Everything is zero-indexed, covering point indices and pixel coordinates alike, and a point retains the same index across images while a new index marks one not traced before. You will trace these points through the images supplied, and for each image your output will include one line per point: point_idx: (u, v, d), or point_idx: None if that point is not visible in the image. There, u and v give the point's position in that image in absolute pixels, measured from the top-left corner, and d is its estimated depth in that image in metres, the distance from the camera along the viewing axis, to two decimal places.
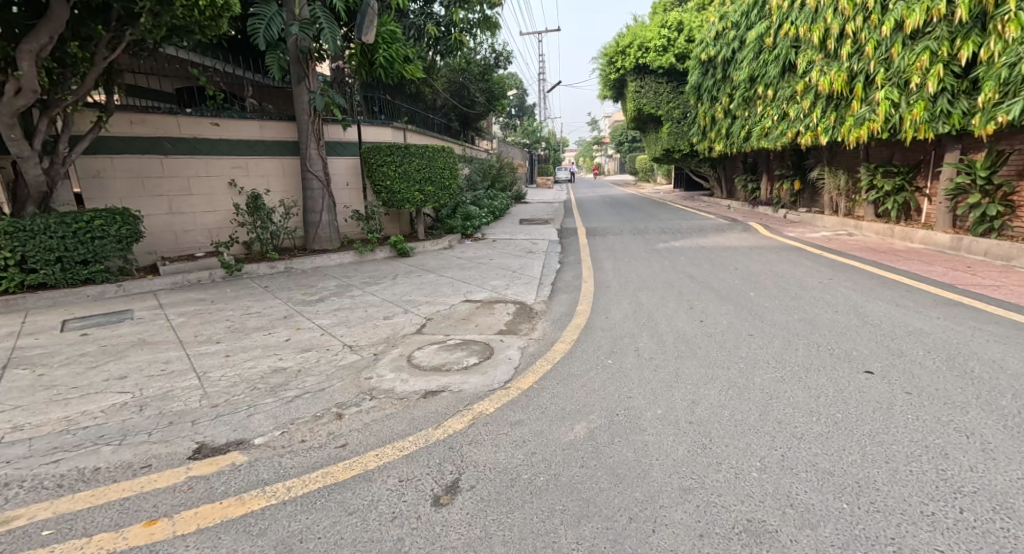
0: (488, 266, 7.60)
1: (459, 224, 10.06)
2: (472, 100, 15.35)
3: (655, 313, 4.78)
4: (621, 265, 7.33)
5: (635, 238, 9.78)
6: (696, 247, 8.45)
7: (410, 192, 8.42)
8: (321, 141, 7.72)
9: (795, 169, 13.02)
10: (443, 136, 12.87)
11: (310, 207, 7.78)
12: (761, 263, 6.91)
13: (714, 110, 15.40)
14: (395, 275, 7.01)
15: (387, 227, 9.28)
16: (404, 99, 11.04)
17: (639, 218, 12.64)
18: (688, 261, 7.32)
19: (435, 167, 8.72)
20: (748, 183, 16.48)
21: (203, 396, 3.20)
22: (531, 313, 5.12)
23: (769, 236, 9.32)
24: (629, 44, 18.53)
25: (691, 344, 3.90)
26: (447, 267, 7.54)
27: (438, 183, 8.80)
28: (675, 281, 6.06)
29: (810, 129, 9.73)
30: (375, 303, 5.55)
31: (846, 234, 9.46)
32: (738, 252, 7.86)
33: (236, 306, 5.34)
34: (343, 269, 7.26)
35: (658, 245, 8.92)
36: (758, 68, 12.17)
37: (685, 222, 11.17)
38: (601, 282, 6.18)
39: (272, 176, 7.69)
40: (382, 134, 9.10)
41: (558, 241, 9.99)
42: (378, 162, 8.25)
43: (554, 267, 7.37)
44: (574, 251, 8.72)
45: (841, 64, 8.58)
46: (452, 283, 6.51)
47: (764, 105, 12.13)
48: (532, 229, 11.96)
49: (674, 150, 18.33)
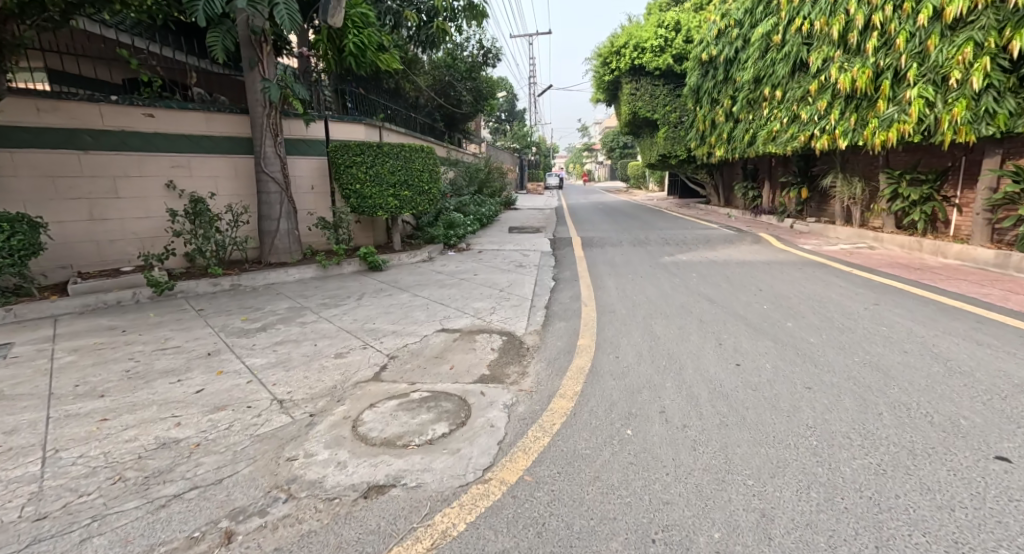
0: (471, 284, 6.60)
1: (440, 234, 9.09)
2: (459, 100, 14.41)
3: (676, 352, 3.82)
4: (623, 283, 6.37)
5: (636, 249, 8.86)
6: (705, 262, 7.52)
7: (384, 196, 7.40)
8: (279, 138, 6.75)
9: (802, 176, 12.26)
10: (425, 137, 11.91)
11: (267, 214, 6.78)
12: (786, 281, 6.00)
13: (714, 114, 14.64)
14: (361, 295, 5.98)
15: (359, 236, 8.25)
16: (381, 96, 10.07)
17: (636, 228, 11.74)
18: (701, 279, 6.37)
19: (413, 170, 7.70)
20: (749, 191, 15.73)
21: (30, 500, 2.15)
22: (520, 349, 4.13)
23: (783, 249, 8.47)
24: (624, 45, 17.74)
25: (733, 403, 2.93)
26: (423, 285, 6.52)
27: (416, 187, 7.79)
28: (692, 305, 5.10)
29: (827, 132, 8.91)
30: (328, 333, 4.52)
31: (866, 247, 8.66)
32: (754, 268, 6.94)
33: (152, 338, 4.29)
34: (301, 288, 6.22)
35: (663, 258, 8.00)
36: (765, 67, 11.39)
37: (688, 233, 10.27)
38: (603, 306, 5.22)
39: (222, 177, 6.64)
40: (353, 132, 8.10)
41: (551, 253, 9.03)
42: (346, 163, 7.22)
43: (547, 286, 6.39)
44: (568, 265, 7.76)
45: (865, 59, 7.78)
46: (426, 306, 5.49)
47: (772, 106, 11.33)
48: (522, 238, 11.02)
49: (671, 156, 17.56)
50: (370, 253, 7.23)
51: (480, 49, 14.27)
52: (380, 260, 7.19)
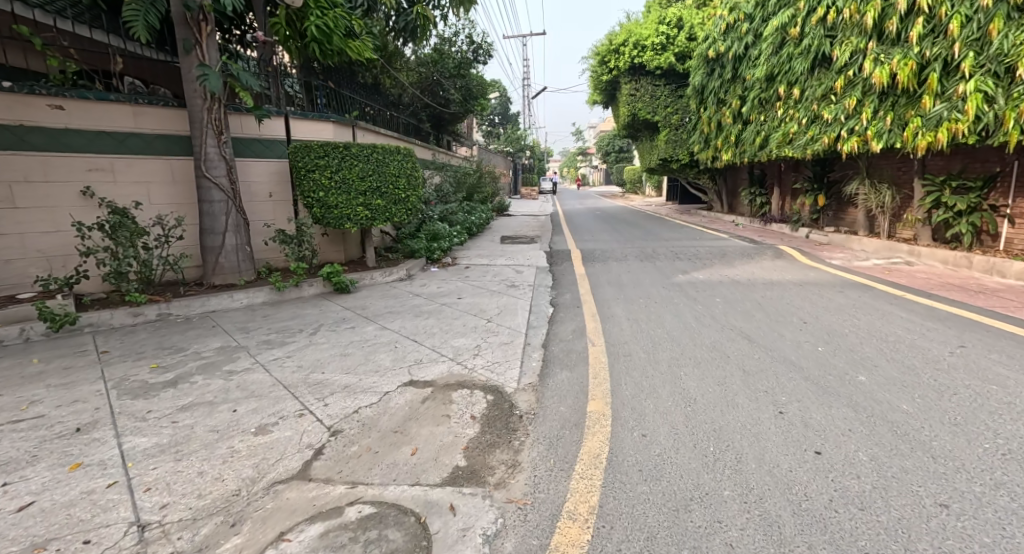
0: (453, 311, 5.55)
1: (422, 248, 8.06)
2: (447, 99, 13.42)
3: (724, 430, 2.78)
4: (635, 311, 5.35)
5: (643, 265, 7.85)
6: (724, 283, 6.53)
7: (352, 205, 6.34)
8: (225, 136, 5.67)
9: (819, 182, 11.37)
10: (408, 138, 10.89)
11: (210, 227, 5.71)
12: (831, 310, 5.01)
13: (720, 116, 13.74)
14: (317, 328, 4.91)
15: (328, 251, 7.18)
16: (357, 92, 9.02)
17: (639, 239, 10.74)
18: (727, 306, 5.35)
19: (388, 176, 6.61)
20: (757, 197, 14.86)
21: None
22: (509, 419, 3.08)
23: (810, 265, 7.50)
24: (623, 43, 16.86)
25: (840, 541, 1.90)
26: (396, 313, 5.47)
27: (392, 195, 6.71)
28: (725, 345, 4.08)
29: (856, 133, 8.01)
30: (258, 389, 3.45)
31: (902, 263, 7.72)
32: (785, 291, 5.95)
33: (11, 400, 3.18)
34: (246, 318, 5.12)
35: (676, 277, 7.00)
36: (781, 64, 10.50)
37: (698, 245, 9.28)
38: (614, 346, 4.19)
39: (155, 183, 5.57)
40: (319, 131, 7.02)
41: (547, 269, 8.00)
42: (308, 167, 6.15)
43: (544, 314, 5.36)
44: (567, 286, 6.72)
45: (907, 49, 6.89)
46: (394, 345, 4.43)
47: (789, 106, 10.43)
48: (515, 250, 9.99)
49: (672, 160, 16.61)
50: (336, 272, 6.18)
51: (470, 45, 13.32)
52: (348, 281, 6.14)
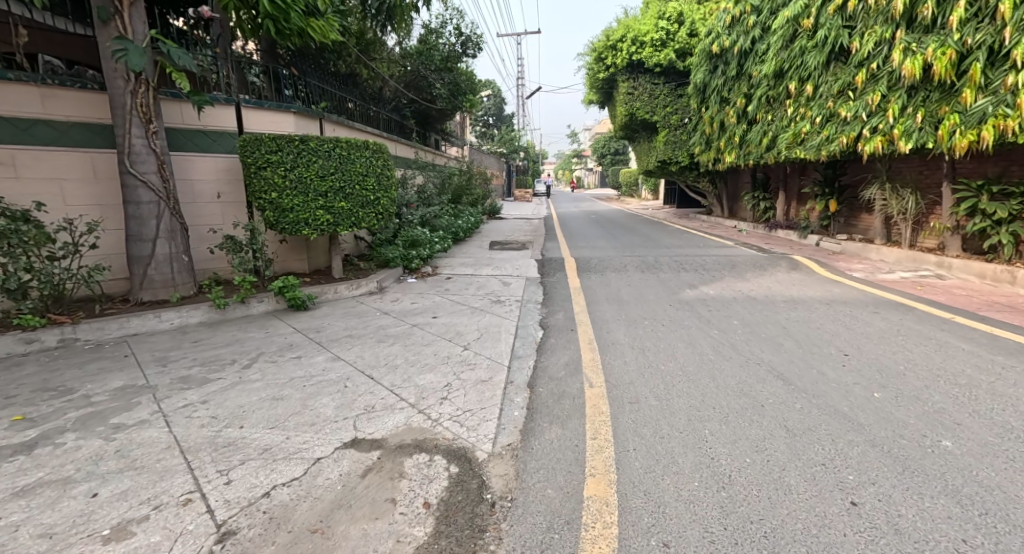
0: (425, 336, 4.70)
1: (398, 256, 7.24)
2: (432, 94, 12.64)
3: (780, 539, 1.94)
4: (638, 336, 4.52)
5: (645, 278, 7.04)
6: (737, 301, 5.71)
7: (313, 208, 5.49)
8: (157, 126, 4.80)
9: (831, 186, 10.66)
10: (389, 135, 10.09)
11: (137, 233, 4.82)
12: (873, 338, 4.20)
13: (722, 115, 13.02)
14: (254, 357, 4.03)
15: (288, 261, 6.33)
16: (329, 82, 8.17)
17: (638, 246, 9.95)
18: (746, 332, 4.53)
19: (353, 175, 5.72)
20: (761, 202, 14.17)
21: None
22: (475, 510, 2.23)
23: (832, 278, 6.73)
24: (621, 39, 16.13)
25: None
26: (355, 337, 4.60)
27: (360, 196, 5.84)
28: (754, 390, 3.26)
29: (880, 132, 7.31)
30: (144, 455, 2.58)
31: (932, 276, 6.95)
32: (811, 311, 5.13)
33: None
34: (171, 345, 4.24)
35: (682, 292, 6.19)
36: (793, 58, 9.79)
37: (704, 254, 8.47)
38: (617, 390, 3.35)
39: (70, 181, 4.68)
40: (276, 122, 6.14)
41: (538, 280, 7.18)
42: (257, 163, 5.27)
43: (532, 341, 4.52)
44: (559, 303, 5.88)
45: (944, 36, 6.19)
46: (342, 384, 3.56)
47: (801, 104, 9.74)
48: (503, 257, 9.18)
49: (671, 162, 15.84)
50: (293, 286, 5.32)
51: (458, 37, 12.54)
52: (308, 298, 5.30)
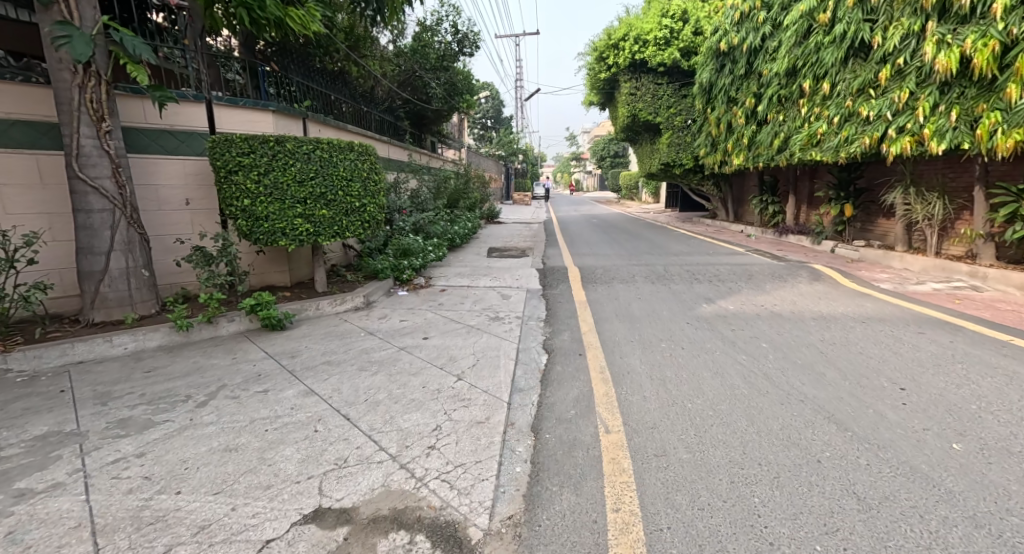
0: (413, 363, 4.14)
1: (387, 267, 6.75)
2: (428, 94, 12.14)
3: None
4: (656, 363, 3.97)
5: (656, 291, 6.51)
6: (760, 318, 5.18)
7: (292, 218, 4.94)
8: (110, 124, 4.23)
9: (846, 190, 10.18)
10: (381, 136, 9.58)
11: (88, 246, 4.25)
12: (926, 366, 3.67)
13: (730, 116, 12.53)
14: (213, 391, 3.46)
15: (267, 273, 5.80)
16: (314, 80, 7.65)
17: (644, 253, 9.43)
18: (778, 358, 3.99)
19: (335, 179, 5.16)
20: (769, 206, 13.70)
21: None
22: None
23: (859, 291, 6.20)
24: (623, 37, 15.66)
25: None
26: (334, 364, 4.04)
27: (346, 204, 5.29)
28: (805, 439, 2.72)
29: (908, 132, 6.82)
30: (42, 541, 2.02)
31: (967, 288, 6.43)
32: (846, 331, 4.61)
33: None
34: (119, 375, 3.67)
35: (698, 308, 5.65)
36: (808, 55, 9.33)
37: (715, 264, 7.93)
38: (640, 440, 2.81)
39: (11, 187, 4.14)
40: (253, 120, 5.59)
41: (539, 293, 6.65)
42: (227, 166, 4.69)
43: (535, 369, 3.97)
44: (564, 320, 5.33)
45: (985, 27, 5.75)
46: (312, 428, 3.01)
47: (816, 103, 9.25)
48: (502, 266, 8.66)
49: (675, 165, 15.33)
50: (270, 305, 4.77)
51: (454, 34, 12.03)
52: (287, 317, 4.76)
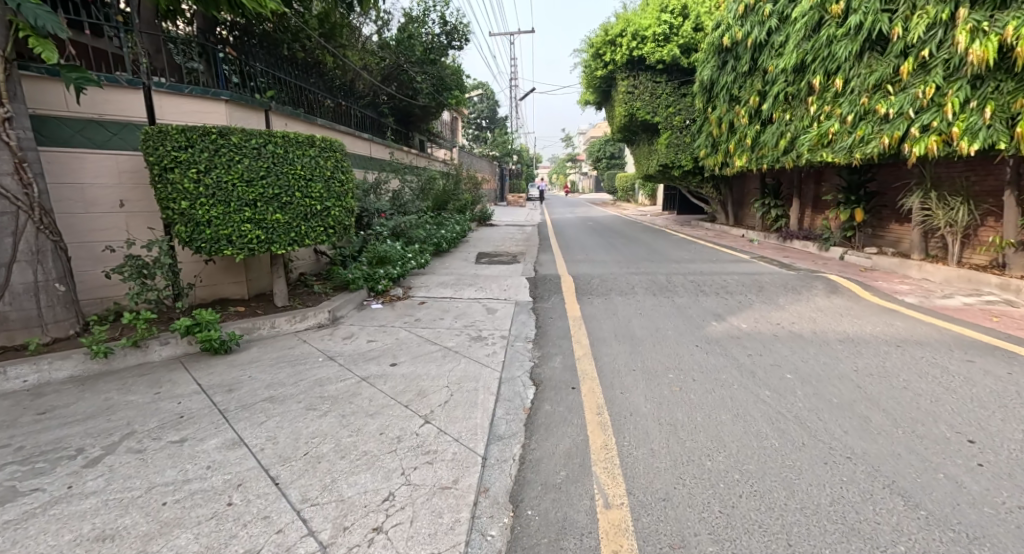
0: (374, 399, 3.46)
1: (361, 276, 6.11)
2: (415, 88, 11.50)
3: None
4: (664, 402, 3.32)
5: (658, 305, 5.87)
6: (779, 339, 4.55)
7: (241, 224, 4.25)
8: (10, 110, 3.53)
9: (857, 194, 9.64)
10: (361, 133, 8.93)
11: None
12: (992, 408, 3.03)
13: (732, 115, 11.94)
14: (114, 441, 2.78)
15: (221, 285, 5.18)
16: (282, 70, 6.96)
17: (642, 261, 8.82)
18: (810, 394, 3.34)
19: (292, 179, 4.47)
20: (772, 210, 13.16)
21: None
22: None
23: (884, 307, 5.59)
24: (621, 33, 15.11)
25: None
26: (277, 401, 3.37)
27: (306, 208, 4.61)
28: (867, 525, 2.07)
29: (934, 131, 6.24)
30: None
31: (1001, 303, 5.84)
32: (883, 358, 3.97)
33: None
34: (3, 420, 2.97)
35: (708, 327, 5.01)
36: (818, 49, 8.77)
37: (721, 274, 7.32)
38: (650, 523, 2.16)
39: None
40: (202, 110, 4.91)
41: (528, 306, 6.02)
42: (159, 162, 4.00)
43: (519, 409, 3.32)
44: (555, 341, 4.69)
45: None
46: (225, 500, 2.32)
47: (827, 101, 8.67)
48: (489, 274, 8.03)
49: (673, 166, 14.74)
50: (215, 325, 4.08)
51: (443, 27, 11.38)
52: (235, 339, 4.11)
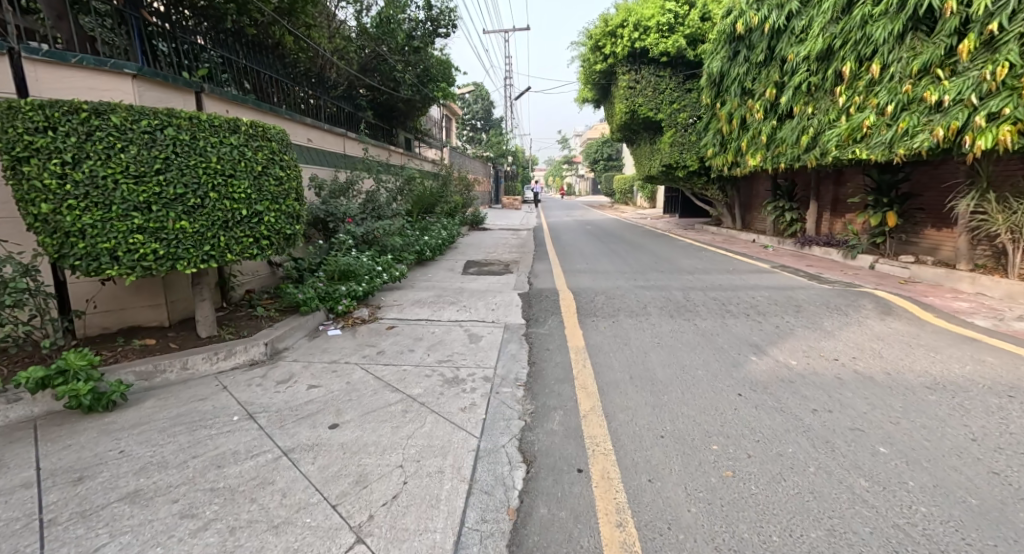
0: (288, 494, 2.37)
1: (315, 295, 5.04)
2: (397, 80, 10.44)
3: None
4: (715, 505, 2.24)
5: (678, 331, 4.80)
6: (846, 383, 3.47)
7: (131, 235, 3.13)
8: None
9: (889, 195, 8.64)
10: (330, 127, 7.87)
11: None
12: None
13: (744, 110, 10.94)
14: None
15: (129, 309, 4.10)
16: (226, 48, 5.86)
17: (651, 272, 7.78)
18: (928, 488, 2.28)
19: (202, 173, 3.36)
20: (785, 213, 12.17)
21: None
22: None
23: (959, 334, 4.51)
24: (621, 24, 14.16)
25: None
26: (142, 498, 2.29)
27: (226, 212, 3.50)
28: None
29: (1007, 119, 5.36)
30: None
31: None
32: (1004, 418, 2.89)
33: None
34: None
35: (746, 363, 3.94)
36: (848, 32, 7.79)
37: (746, 289, 6.26)
38: None
39: None
40: (98, 87, 3.79)
41: (516, 332, 4.96)
42: (6, 149, 2.87)
43: (501, 517, 2.25)
44: (552, 386, 3.61)
45: None
46: None
47: (858, 91, 7.67)
48: (475, 288, 6.96)
49: (677, 166, 13.72)
50: (93, 374, 3.04)
51: (428, 11, 10.31)
52: (119, 391, 3.05)
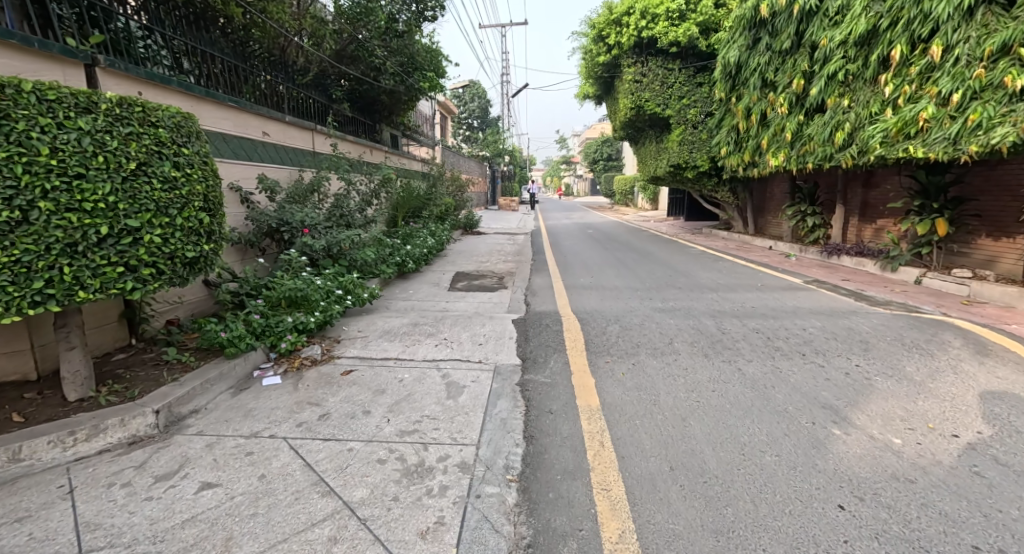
0: None
1: (246, 331, 3.88)
2: (377, 67, 9.27)
3: None
4: None
5: (721, 381, 3.65)
6: (996, 488, 2.34)
7: None
8: None
9: (935, 200, 7.55)
10: (292, 117, 6.71)
11: None
12: None
13: (764, 103, 9.83)
14: None
15: None
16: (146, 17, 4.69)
17: (668, 289, 6.66)
18: None
19: (23, 171, 2.22)
20: (807, 217, 11.08)
21: None
22: None
23: None
24: (628, 11, 13.04)
25: None
26: None
27: (71, 228, 2.36)
28: None
29: None
30: None
31: None
32: None
33: None
34: None
35: (830, 440, 2.81)
36: (898, 9, 6.69)
37: (791, 317, 5.12)
38: None
39: None
40: None
41: (510, 380, 3.79)
42: None
43: None
44: (558, 487, 2.46)
45: None
46: None
47: (909, 79, 6.58)
48: (461, 309, 5.82)
49: (686, 167, 12.61)
50: None
51: None
52: None
